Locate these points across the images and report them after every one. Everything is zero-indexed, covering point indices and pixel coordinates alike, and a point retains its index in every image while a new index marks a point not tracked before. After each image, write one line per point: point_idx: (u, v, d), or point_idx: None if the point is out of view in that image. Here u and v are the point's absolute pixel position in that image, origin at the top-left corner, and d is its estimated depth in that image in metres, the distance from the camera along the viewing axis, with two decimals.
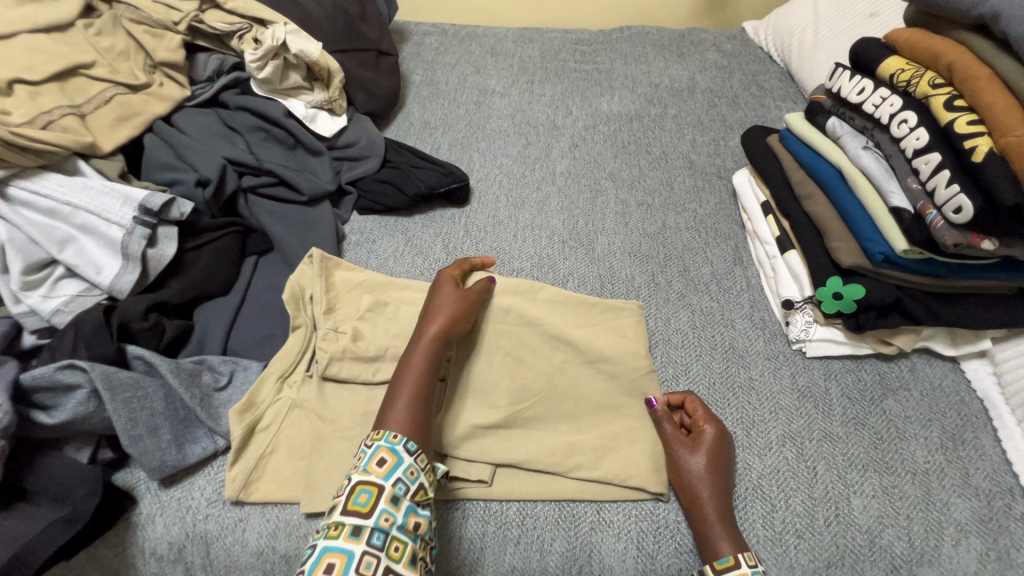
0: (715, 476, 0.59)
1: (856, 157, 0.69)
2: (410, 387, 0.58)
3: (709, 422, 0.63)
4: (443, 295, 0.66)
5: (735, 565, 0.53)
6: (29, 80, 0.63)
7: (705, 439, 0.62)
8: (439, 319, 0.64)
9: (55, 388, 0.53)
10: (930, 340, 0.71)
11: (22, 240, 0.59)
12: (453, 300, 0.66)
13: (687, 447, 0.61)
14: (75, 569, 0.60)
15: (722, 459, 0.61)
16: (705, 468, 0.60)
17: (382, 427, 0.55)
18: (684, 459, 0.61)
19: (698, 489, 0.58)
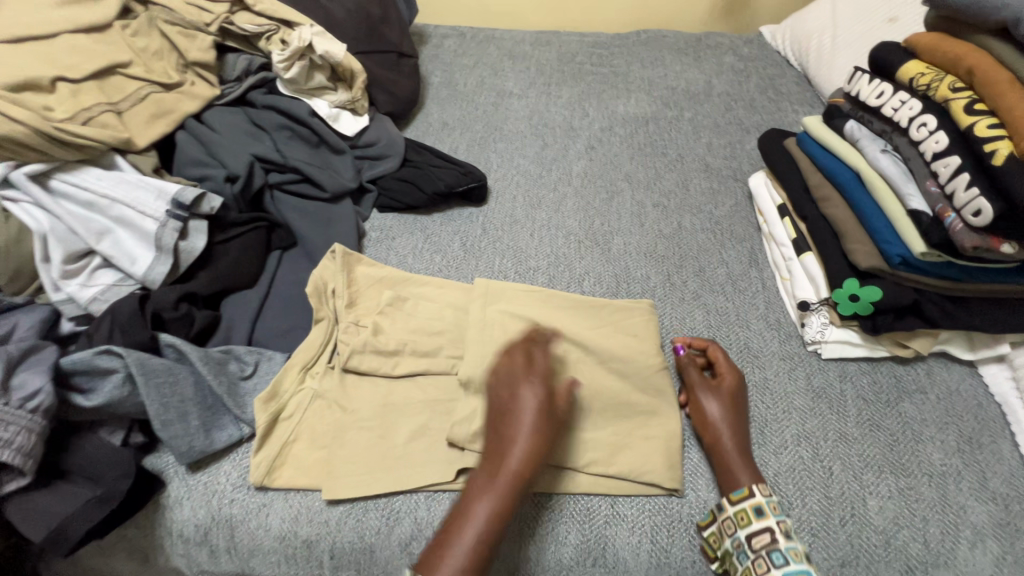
0: (734, 416, 0.65)
1: (874, 160, 0.70)
2: (478, 524, 0.53)
3: (729, 371, 0.68)
4: (522, 417, 0.58)
5: (750, 495, 0.58)
6: (71, 78, 0.66)
7: (725, 385, 0.67)
8: (513, 447, 0.57)
9: (93, 372, 0.55)
10: (948, 343, 0.71)
11: (63, 229, 0.61)
12: (541, 421, 0.58)
13: (710, 390, 0.67)
14: (106, 548, 0.62)
15: (741, 403, 0.66)
16: (725, 409, 0.65)
17: (442, 558, 0.52)
18: (706, 401, 0.66)
19: (719, 428, 0.64)
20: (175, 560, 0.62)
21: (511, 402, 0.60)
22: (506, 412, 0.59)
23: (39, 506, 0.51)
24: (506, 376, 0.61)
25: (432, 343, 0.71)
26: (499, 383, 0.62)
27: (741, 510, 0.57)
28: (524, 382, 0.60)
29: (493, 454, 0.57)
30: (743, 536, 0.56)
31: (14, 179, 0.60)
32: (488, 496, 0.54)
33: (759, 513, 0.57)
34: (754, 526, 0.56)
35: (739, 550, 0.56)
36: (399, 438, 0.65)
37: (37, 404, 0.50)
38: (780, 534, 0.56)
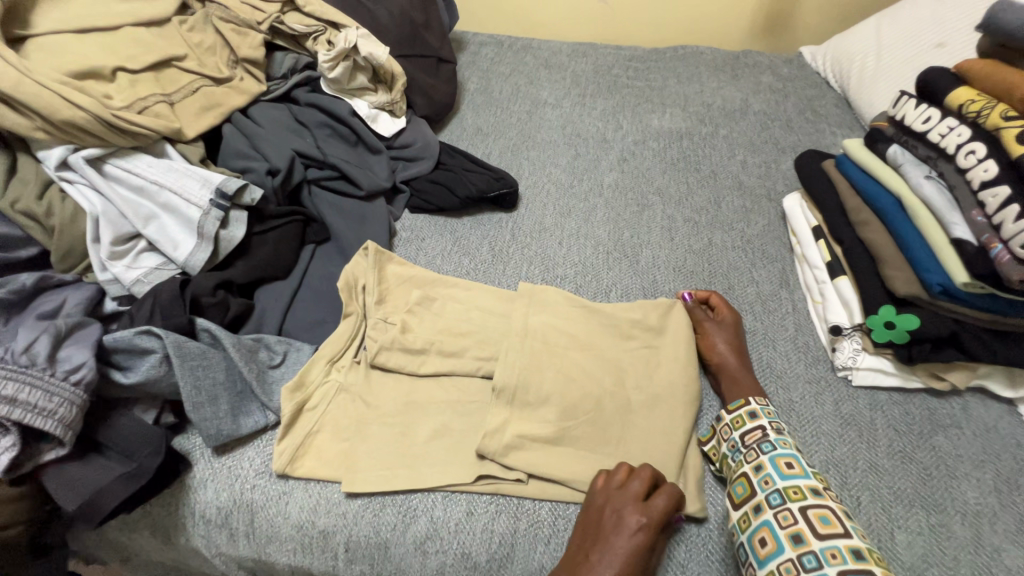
0: (734, 344, 0.72)
1: (917, 186, 0.68)
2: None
3: (729, 309, 0.76)
4: (608, 552, 0.53)
5: (745, 405, 0.65)
6: (131, 68, 0.69)
7: (725, 319, 0.75)
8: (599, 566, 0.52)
9: (132, 352, 0.57)
10: (987, 379, 0.69)
11: (114, 213, 0.63)
12: (631, 563, 0.52)
13: (712, 323, 0.75)
14: (129, 524, 0.64)
15: (740, 338, 0.74)
16: (726, 338, 0.73)
17: None
18: (711, 332, 0.74)
19: (723, 356, 0.71)
20: (195, 541, 0.64)
21: (603, 526, 0.55)
22: (598, 539, 0.54)
23: (74, 476, 0.53)
24: (612, 507, 0.56)
25: (457, 344, 0.72)
26: (607, 503, 0.56)
27: (737, 417, 0.65)
28: (631, 514, 0.54)
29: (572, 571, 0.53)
30: (737, 437, 0.63)
31: (71, 161, 0.61)
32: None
33: (753, 416, 0.64)
34: (748, 426, 0.63)
35: (734, 450, 0.62)
36: (419, 436, 0.65)
37: (81, 377, 0.52)
38: (771, 430, 0.62)
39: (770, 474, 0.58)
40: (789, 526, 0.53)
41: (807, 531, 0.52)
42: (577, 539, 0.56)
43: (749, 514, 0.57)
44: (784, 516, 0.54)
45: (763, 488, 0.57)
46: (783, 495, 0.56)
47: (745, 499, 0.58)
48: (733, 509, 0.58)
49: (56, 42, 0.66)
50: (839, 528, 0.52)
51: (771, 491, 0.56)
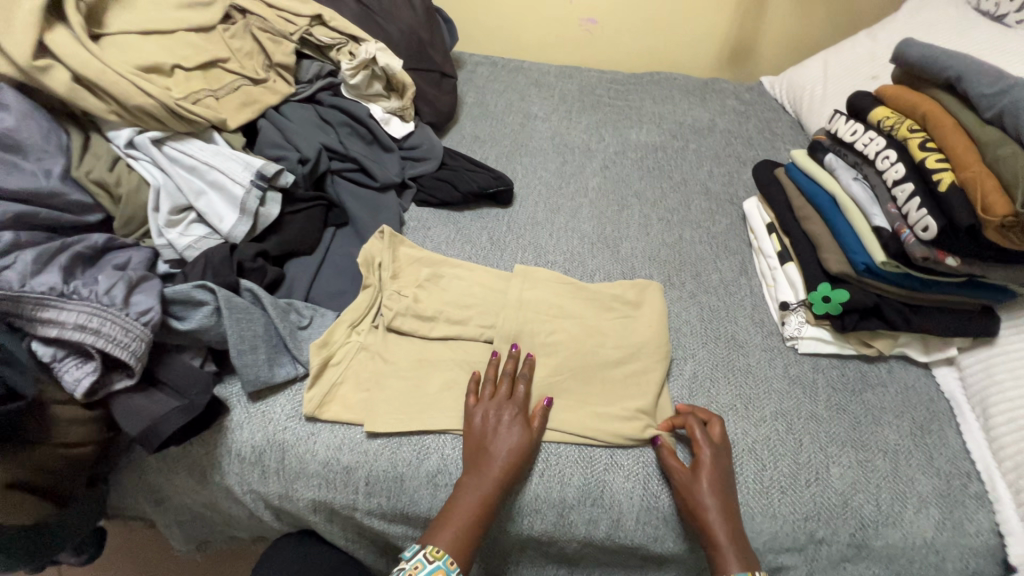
0: (723, 501, 0.64)
1: (847, 186, 0.83)
2: (471, 503, 0.63)
3: (712, 454, 0.67)
4: (501, 434, 0.68)
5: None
6: (185, 66, 0.79)
7: (704, 468, 0.66)
8: (498, 442, 0.67)
9: (188, 303, 0.66)
10: (906, 346, 0.82)
11: (171, 187, 0.72)
12: (521, 436, 0.68)
13: (690, 478, 0.66)
14: (170, 463, 0.71)
15: (723, 486, 0.65)
16: (711, 495, 0.64)
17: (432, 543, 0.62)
18: (690, 491, 0.65)
19: (710, 521, 0.63)
20: (228, 479, 0.71)
21: (489, 422, 0.69)
22: (490, 430, 0.68)
23: (138, 406, 0.61)
24: (492, 406, 0.70)
25: (462, 313, 0.82)
26: (479, 405, 0.71)
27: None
28: (507, 408, 0.70)
29: (478, 458, 0.66)
30: None
31: (138, 140, 0.71)
32: (478, 483, 0.64)
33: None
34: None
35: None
36: (431, 388, 0.75)
37: (149, 318, 0.60)
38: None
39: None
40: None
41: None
42: (468, 438, 0.68)
43: None
44: None
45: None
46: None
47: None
48: None
49: (122, 41, 0.76)
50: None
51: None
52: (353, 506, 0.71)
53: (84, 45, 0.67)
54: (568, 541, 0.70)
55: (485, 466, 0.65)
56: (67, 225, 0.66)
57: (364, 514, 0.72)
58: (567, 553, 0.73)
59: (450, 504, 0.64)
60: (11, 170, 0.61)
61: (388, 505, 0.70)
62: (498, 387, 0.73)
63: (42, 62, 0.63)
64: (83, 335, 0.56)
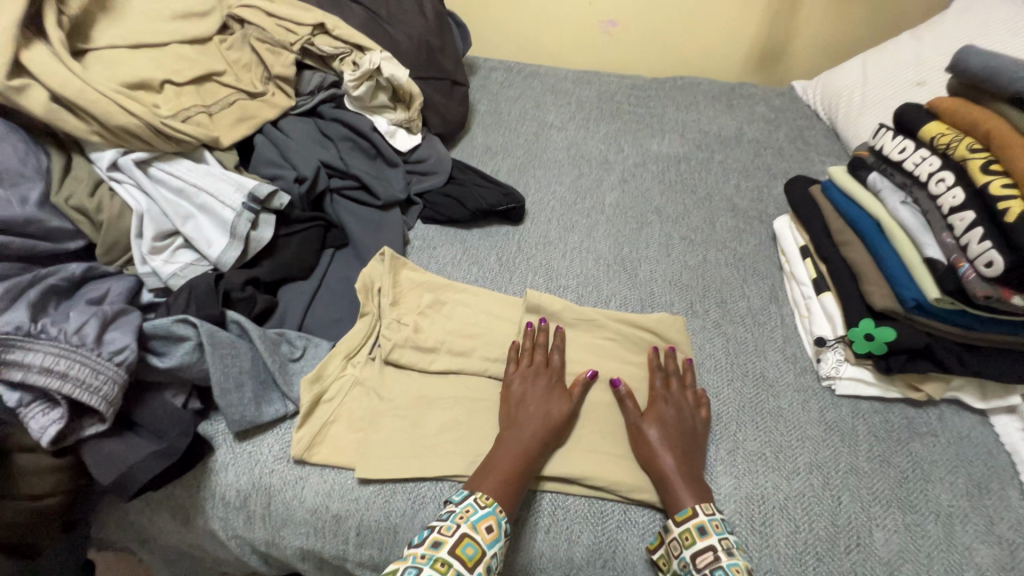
0: (671, 442, 0.66)
1: (894, 210, 0.74)
2: (498, 475, 0.61)
3: (660, 397, 0.70)
4: (539, 398, 0.69)
5: (694, 515, 0.60)
6: (176, 81, 0.75)
7: (657, 414, 0.69)
8: (535, 420, 0.66)
9: (169, 338, 0.62)
10: (960, 391, 0.74)
11: (156, 211, 0.68)
12: (558, 399, 0.69)
13: (643, 422, 0.68)
14: (152, 505, 0.67)
15: (676, 427, 0.67)
16: (662, 437, 0.66)
17: (476, 485, 0.61)
18: (643, 432, 0.67)
19: (658, 457, 0.65)
20: (213, 523, 0.67)
21: (526, 388, 0.70)
22: (525, 393, 0.70)
23: (110, 452, 0.56)
24: (529, 374, 0.72)
25: (465, 344, 0.77)
26: (515, 374, 0.72)
27: (685, 529, 0.59)
28: (543, 374, 0.72)
29: (513, 415, 0.68)
30: (688, 556, 0.57)
31: (122, 162, 0.67)
32: (512, 449, 0.64)
33: (702, 531, 0.59)
34: (698, 545, 0.58)
35: (685, 570, 0.57)
36: (427, 429, 0.69)
37: (122, 358, 0.56)
38: (722, 551, 0.57)
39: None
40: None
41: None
42: (505, 401, 0.70)
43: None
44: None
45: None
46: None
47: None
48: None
49: (111, 56, 0.72)
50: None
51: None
52: (343, 557, 0.66)
53: (65, 62, 0.63)
54: None
55: (522, 423, 0.66)
56: (45, 254, 0.62)
57: (355, 564, 0.67)
58: None
59: (493, 454, 0.64)
60: None
61: (379, 557, 0.65)
62: (534, 357, 0.74)
63: (18, 81, 0.59)
64: (49, 379, 0.52)
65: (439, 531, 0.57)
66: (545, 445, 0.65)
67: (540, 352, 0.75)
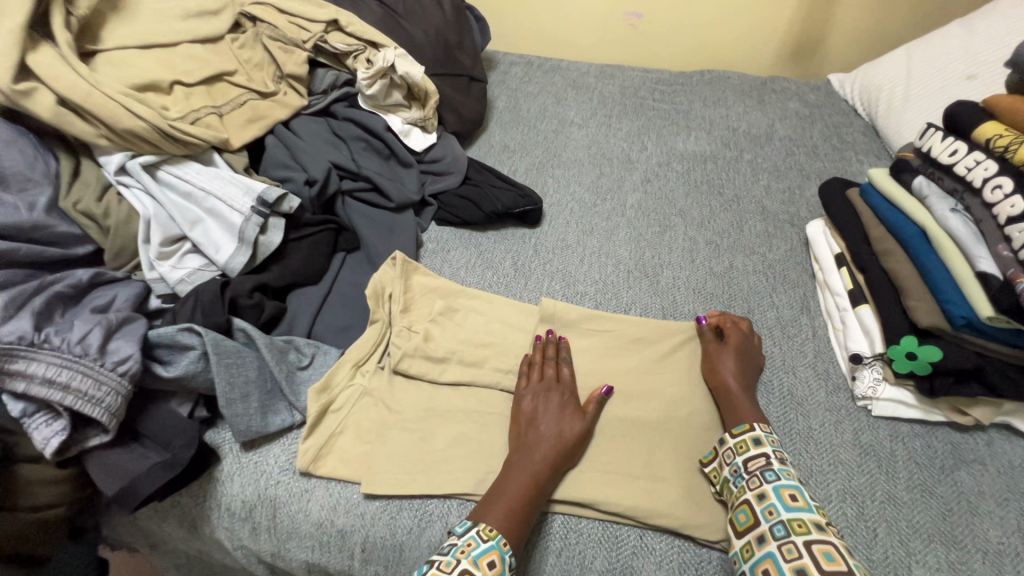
0: (742, 368, 0.71)
1: (942, 219, 0.68)
2: (506, 504, 0.58)
3: (737, 329, 0.75)
4: (551, 417, 0.66)
5: (750, 429, 0.64)
6: (186, 82, 0.74)
7: (732, 343, 0.73)
8: (549, 442, 0.63)
9: (174, 347, 0.60)
10: (1012, 416, 0.68)
11: (164, 216, 0.67)
12: (571, 418, 0.66)
13: (721, 347, 0.73)
14: (160, 512, 0.67)
15: (745, 358, 0.72)
16: (736, 362, 0.71)
17: (483, 514, 0.58)
18: (718, 356, 0.72)
19: (727, 382, 0.70)
20: (219, 533, 0.66)
21: (536, 406, 0.67)
22: (535, 413, 0.66)
23: (114, 463, 0.56)
24: (540, 391, 0.68)
25: (477, 354, 0.74)
26: (525, 391, 0.69)
27: (741, 441, 0.63)
28: (553, 391, 0.68)
29: (523, 438, 0.64)
30: (740, 462, 0.61)
31: (130, 166, 0.66)
32: (523, 473, 0.61)
33: (757, 441, 0.63)
34: (751, 452, 0.62)
35: (736, 474, 0.61)
36: (436, 443, 0.67)
37: (126, 368, 0.55)
38: (775, 459, 0.61)
39: (774, 504, 0.56)
40: (793, 560, 0.52)
41: (811, 567, 0.51)
42: (514, 421, 0.67)
43: (751, 542, 0.56)
44: (788, 549, 0.53)
45: (766, 518, 0.56)
46: (787, 528, 0.54)
47: (747, 527, 0.57)
48: (735, 536, 0.57)
49: (121, 57, 0.71)
50: (843, 566, 0.51)
51: (775, 523, 0.55)
52: (348, 572, 0.64)
53: (72, 65, 0.62)
54: None
55: (533, 446, 0.63)
56: (53, 259, 0.61)
57: None
58: None
59: (500, 481, 0.61)
60: None
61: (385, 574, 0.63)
62: (543, 373, 0.71)
63: (25, 85, 0.58)
64: (51, 390, 0.51)
65: (438, 566, 0.54)
66: (555, 471, 0.62)
67: (550, 366, 0.72)
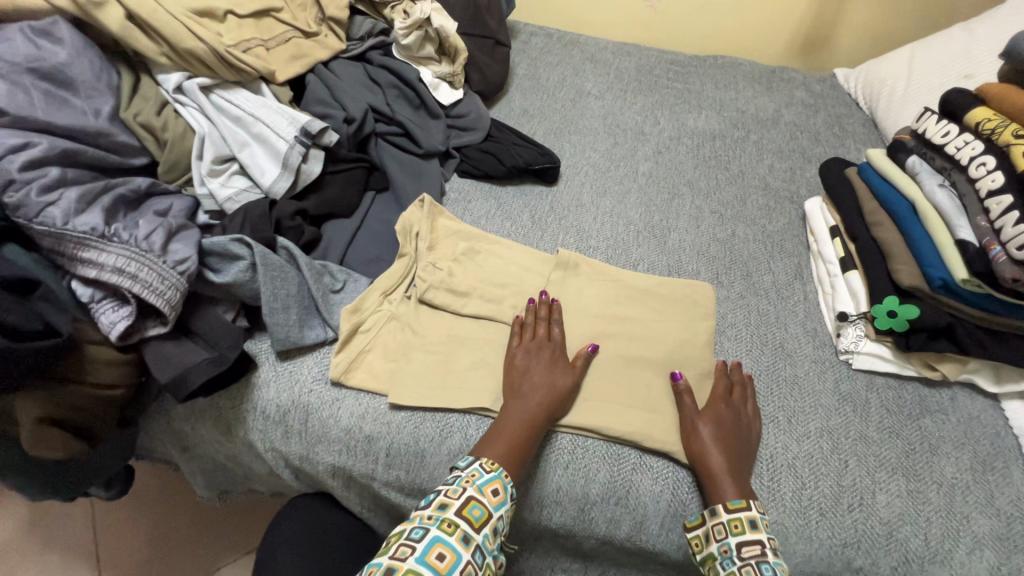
0: (720, 438, 0.65)
1: (930, 193, 0.76)
2: (504, 442, 0.64)
3: (724, 399, 0.70)
4: (543, 369, 0.70)
5: (746, 507, 0.61)
6: (238, 13, 0.77)
7: (716, 413, 0.68)
8: (540, 391, 0.67)
9: (224, 256, 0.65)
10: (976, 374, 0.75)
11: (216, 136, 0.71)
12: (562, 372, 0.70)
13: (701, 417, 0.68)
14: (197, 413, 0.72)
15: (730, 430, 0.67)
16: (719, 434, 0.66)
17: (484, 454, 0.63)
18: (697, 426, 0.67)
19: (708, 452, 0.65)
20: (252, 435, 0.71)
21: (529, 361, 0.70)
22: (528, 367, 0.70)
23: (169, 354, 0.60)
24: (532, 347, 0.72)
25: (496, 292, 0.80)
26: (519, 348, 0.72)
27: (735, 519, 0.60)
28: (546, 347, 0.72)
29: (518, 387, 0.68)
30: (733, 543, 0.59)
31: (187, 86, 0.70)
32: (519, 415, 0.65)
33: (753, 525, 0.60)
34: (747, 535, 0.59)
35: (726, 556, 0.59)
36: (458, 365, 0.73)
37: (185, 268, 0.59)
38: (769, 548, 0.59)
39: None
40: None
41: None
42: (507, 373, 0.70)
43: None
44: None
45: None
46: None
47: None
48: None
49: None
50: None
51: None
52: (371, 476, 0.70)
53: None
54: (586, 538, 0.69)
55: (527, 396, 0.67)
56: (114, 167, 0.65)
57: (381, 484, 0.71)
58: (584, 549, 0.71)
59: (497, 424, 0.66)
60: (61, 106, 0.60)
61: (406, 479, 0.69)
62: (536, 330, 0.74)
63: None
64: (120, 279, 0.56)
65: (445, 494, 0.59)
66: (547, 418, 0.67)
67: (540, 324, 0.74)
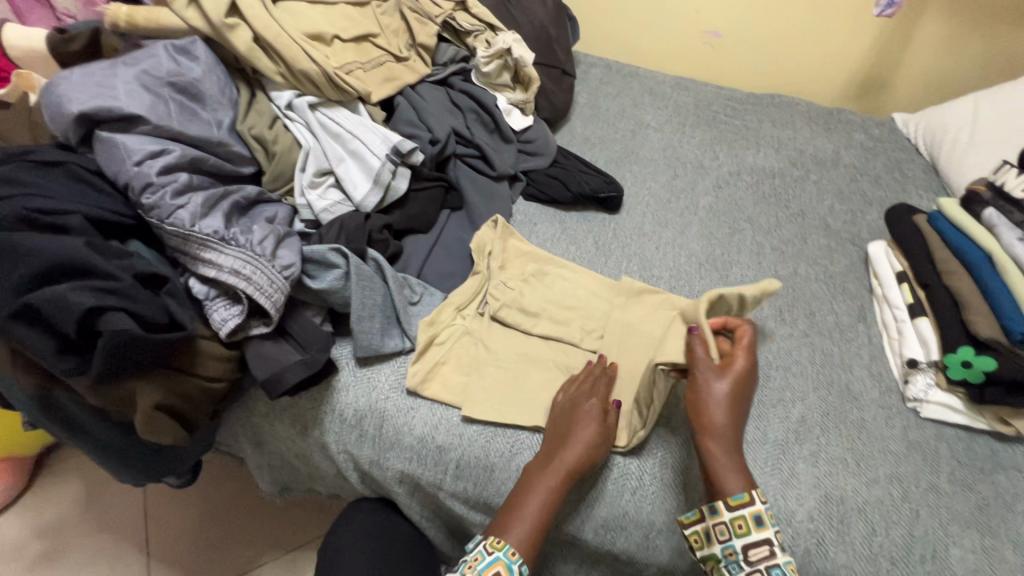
0: (736, 415, 0.62)
1: (1012, 246, 0.78)
2: (522, 514, 0.62)
3: (738, 360, 0.63)
4: (582, 428, 0.66)
5: (750, 502, 0.59)
6: (342, 38, 0.83)
7: (735, 373, 0.63)
8: (573, 457, 0.64)
9: (322, 264, 0.69)
10: None
11: (317, 151, 0.76)
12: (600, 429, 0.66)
13: (719, 376, 0.62)
14: (277, 411, 0.75)
15: (745, 393, 0.63)
16: (731, 400, 0.62)
17: (501, 534, 0.62)
18: (704, 387, 0.62)
19: (717, 420, 0.61)
20: (327, 436, 0.74)
21: (568, 418, 0.68)
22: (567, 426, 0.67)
23: (268, 352, 0.64)
24: (574, 404, 0.69)
25: (564, 315, 0.82)
26: (563, 404, 0.70)
27: (739, 517, 0.59)
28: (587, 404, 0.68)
29: (554, 448, 0.66)
30: (738, 545, 0.59)
31: (296, 103, 0.75)
32: (542, 484, 0.63)
33: (759, 521, 0.59)
34: (752, 535, 0.59)
35: (729, 559, 0.59)
36: (528, 383, 0.75)
37: (290, 273, 0.63)
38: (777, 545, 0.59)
39: None
40: None
41: None
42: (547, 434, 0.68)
43: None
44: None
45: None
46: None
47: None
48: None
49: (292, 8, 0.81)
50: None
51: None
52: (439, 485, 0.72)
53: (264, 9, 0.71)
54: (648, 565, 0.70)
55: (556, 463, 0.64)
56: (227, 175, 0.69)
57: (447, 495, 0.73)
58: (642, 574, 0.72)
59: (519, 492, 0.64)
60: (191, 117, 0.65)
61: (473, 491, 0.71)
62: (583, 386, 0.71)
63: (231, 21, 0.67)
64: (236, 279, 0.60)
65: None
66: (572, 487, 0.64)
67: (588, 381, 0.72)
